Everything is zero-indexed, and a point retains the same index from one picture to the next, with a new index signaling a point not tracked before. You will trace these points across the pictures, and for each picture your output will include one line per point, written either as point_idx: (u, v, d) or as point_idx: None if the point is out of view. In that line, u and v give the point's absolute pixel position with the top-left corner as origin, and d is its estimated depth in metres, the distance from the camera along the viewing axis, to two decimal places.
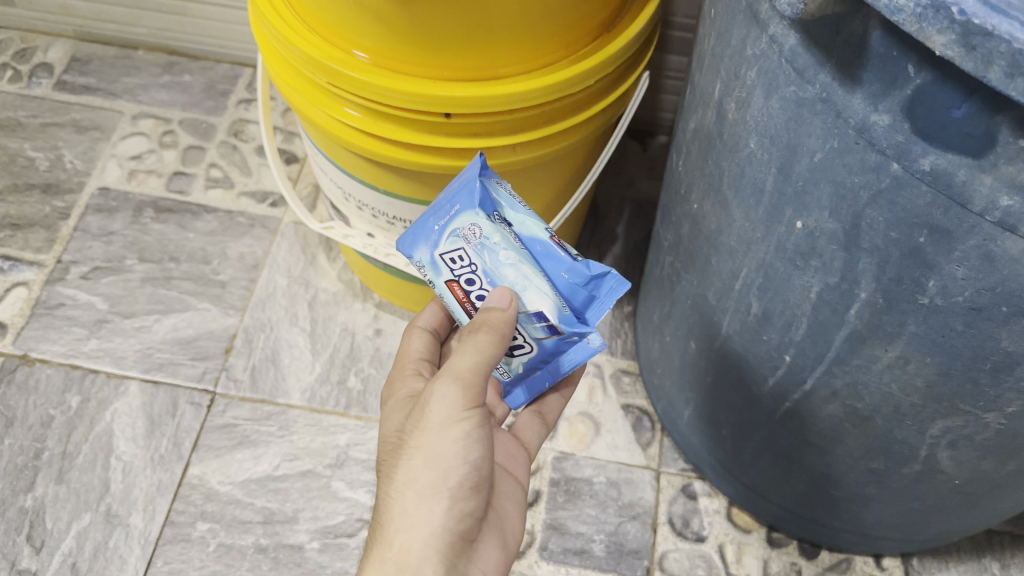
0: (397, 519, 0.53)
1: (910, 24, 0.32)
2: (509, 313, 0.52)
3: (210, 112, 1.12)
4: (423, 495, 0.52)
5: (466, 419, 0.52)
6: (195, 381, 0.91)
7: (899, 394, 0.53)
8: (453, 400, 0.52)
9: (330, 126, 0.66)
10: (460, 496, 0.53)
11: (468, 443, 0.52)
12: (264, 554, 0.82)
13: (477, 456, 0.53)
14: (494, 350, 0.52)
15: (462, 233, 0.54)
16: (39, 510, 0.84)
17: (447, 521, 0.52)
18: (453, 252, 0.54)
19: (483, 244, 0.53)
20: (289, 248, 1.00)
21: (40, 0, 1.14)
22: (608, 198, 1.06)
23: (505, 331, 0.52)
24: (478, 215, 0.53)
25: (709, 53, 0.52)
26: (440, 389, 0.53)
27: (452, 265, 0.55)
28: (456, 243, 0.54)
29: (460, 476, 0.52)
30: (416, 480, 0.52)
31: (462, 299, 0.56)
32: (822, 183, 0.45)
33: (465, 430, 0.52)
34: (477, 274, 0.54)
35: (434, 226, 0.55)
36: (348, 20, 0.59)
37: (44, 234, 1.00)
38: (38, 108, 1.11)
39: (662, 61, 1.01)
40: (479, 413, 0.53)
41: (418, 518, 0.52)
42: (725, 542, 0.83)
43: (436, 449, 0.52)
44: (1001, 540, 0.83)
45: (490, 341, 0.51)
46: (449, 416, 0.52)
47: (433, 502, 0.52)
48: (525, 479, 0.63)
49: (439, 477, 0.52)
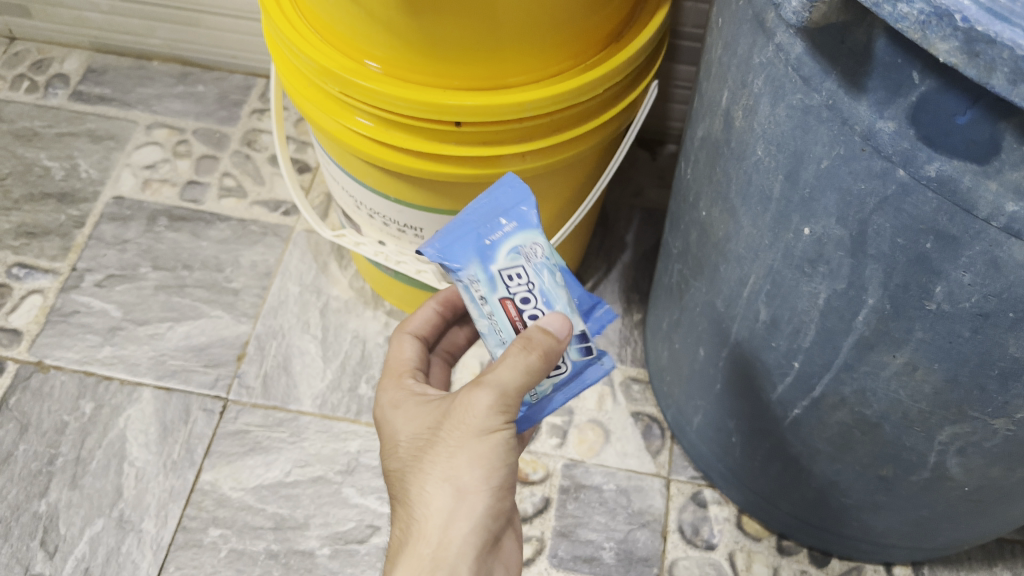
0: (434, 518, 0.51)
1: (914, 32, 0.33)
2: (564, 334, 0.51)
3: (223, 122, 1.13)
4: (462, 496, 0.51)
5: (507, 421, 0.51)
6: (207, 388, 0.92)
7: (907, 400, 0.53)
8: (498, 407, 0.50)
9: (342, 135, 0.67)
10: (498, 496, 0.52)
11: (509, 447, 0.51)
12: (275, 560, 0.82)
13: (516, 457, 0.52)
14: (538, 371, 0.50)
15: (524, 251, 0.53)
16: (53, 516, 0.84)
17: (486, 520, 0.52)
18: (512, 268, 0.53)
19: (543, 262, 0.54)
20: (301, 256, 1.01)
21: (57, 12, 1.16)
22: (618, 206, 1.07)
23: (553, 360, 0.51)
24: (538, 235, 0.54)
25: (717, 61, 0.53)
26: (482, 396, 0.50)
27: (509, 282, 0.53)
28: (517, 260, 0.53)
29: (501, 477, 0.51)
30: (457, 481, 0.51)
31: (513, 319, 0.53)
32: (829, 190, 0.45)
33: (507, 435, 0.51)
34: (533, 293, 0.53)
35: (495, 239, 0.53)
36: (359, 30, 0.60)
37: (59, 243, 1.02)
38: (54, 118, 1.13)
39: (671, 70, 1.01)
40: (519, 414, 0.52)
41: (458, 518, 0.51)
42: (735, 550, 0.83)
43: (478, 454, 0.51)
44: (1012, 549, 0.83)
45: (542, 361, 0.50)
46: (493, 422, 0.50)
47: (474, 503, 0.51)
48: None
49: (482, 478, 0.51)
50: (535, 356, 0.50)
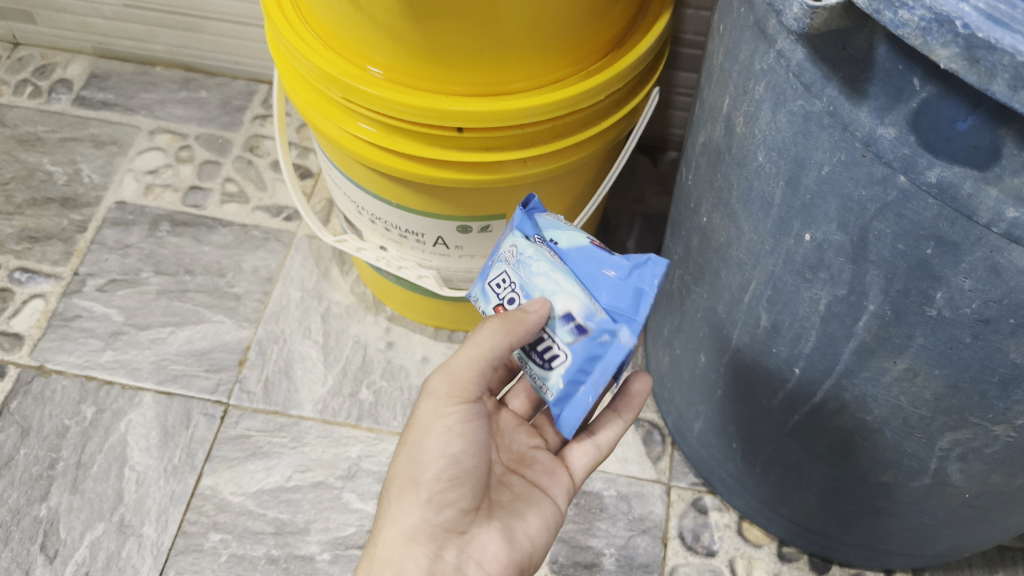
0: (386, 513, 0.59)
1: (915, 38, 0.33)
2: (532, 316, 0.54)
3: (226, 127, 1.14)
4: (405, 488, 0.58)
5: (450, 413, 0.58)
6: (209, 392, 0.92)
7: (908, 406, 0.53)
8: (437, 394, 0.59)
9: (344, 141, 0.67)
10: (438, 488, 0.57)
11: (448, 437, 0.58)
12: (276, 565, 0.82)
13: (457, 451, 0.58)
14: (492, 341, 0.54)
15: (503, 256, 0.58)
16: (54, 520, 0.84)
17: (425, 512, 0.57)
18: (497, 277, 0.58)
19: (519, 260, 0.56)
20: (303, 261, 1.01)
21: (60, 18, 1.17)
22: (619, 213, 1.07)
23: (513, 324, 0.53)
24: (516, 236, 0.57)
25: (718, 68, 0.53)
26: (428, 390, 0.59)
27: (497, 289, 0.58)
28: (500, 268, 0.58)
29: (437, 468, 0.57)
30: (400, 473, 0.59)
31: None
32: (830, 196, 0.45)
33: (445, 425, 0.58)
34: (516, 291, 0.57)
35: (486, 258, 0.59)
36: (362, 36, 0.60)
37: (61, 247, 1.02)
38: (57, 123, 1.13)
39: (672, 77, 1.02)
40: (463, 407, 0.58)
41: (400, 509, 0.58)
42: (735, 556, 0.83)
43: (418, 444, 0.58)
44: (1013, 557, 0.83)
45: (502, 333, 0.53)
46: (434, 412, 0.58)
47: (416, 493, 0.58)
48: (561, 505, 0.64)
49: (421, 469, 0.57)
50: (496, 324, 0.54)
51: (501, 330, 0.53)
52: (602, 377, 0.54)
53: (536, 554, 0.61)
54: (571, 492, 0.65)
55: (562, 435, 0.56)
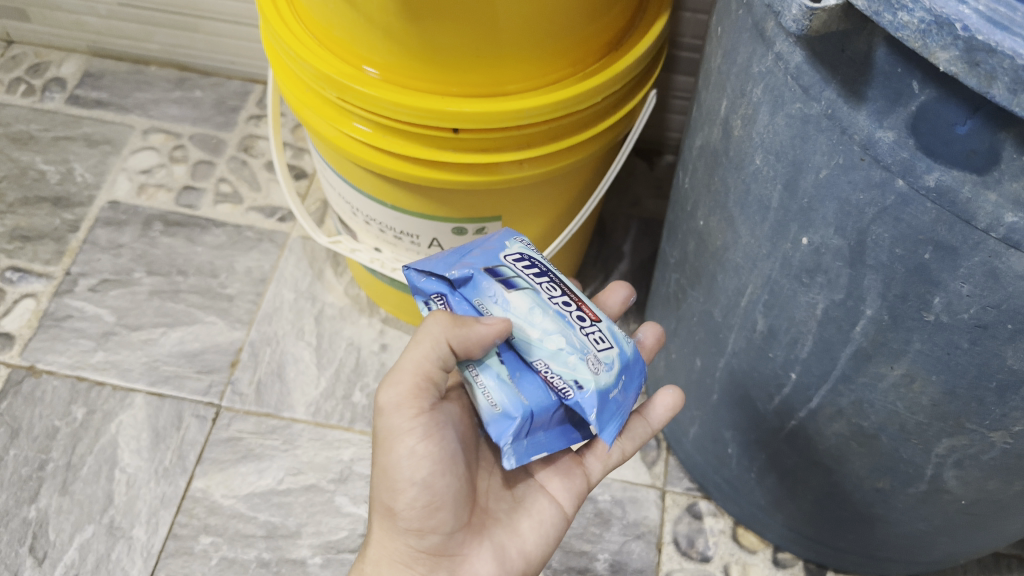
0: (374, 532, 0.59)
1: (915, 41, 0.33)
2: (481, 329, 0.52)
3: (220, 128, 1.13)
4: (384, 514, 0.57)
5: (412, 434, 0.54)
6: (200, 394, 0.91)
7: (905, 412, 0.53)
8: (390, 411, 0.54)
9: (338, 141, 0.67)
10: (415, 517, 0.55)
11: (412, 462, 0.54)
12: (267, 568, 0.82)
13: (426, 475, 0.54)
14: (434, 343, 0.52)
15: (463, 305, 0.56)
16: (43, 522, 0.84)
17: (409, 539, 0.57)
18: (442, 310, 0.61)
19: None
20: (297, 263, 1.01)
21: (53, 16, 1.16)
22: (615, 216, 1.06)
23: (451, 330, 0.52)
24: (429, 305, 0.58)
25: (715, 70, 0.53)
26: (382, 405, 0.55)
27: None
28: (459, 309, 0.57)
29: (409, 497, 0.54)
30: (377, 499, 0.57)
31: None
32: (827, 200, 0.45)
33: (409, 449, 0.54)
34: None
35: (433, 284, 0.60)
36: (358, 36, 0.59)
37: (53, 247, 1.01)
38: (50, 121, 1.12)
39: (669, 81, 1.02)
40: (423, 425, 0.54)
41: (385, 534, 0.57)
42: (730, 562, 0.83)
43: (386, 471, 0.55)
44: (1008, 564, 0.83)
45: (445, 336, 0.52)
46: (394, 433, 0.54)
47: (394, 520, 0.56)
48: (570, 508, 0.62)
49: (393, 499, 0.55)
50: (444, 318, 0.52)
51: (443, 326, 0.52)
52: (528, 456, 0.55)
53: (536, 563, 0.61)
54: (583, 492, 0.63)
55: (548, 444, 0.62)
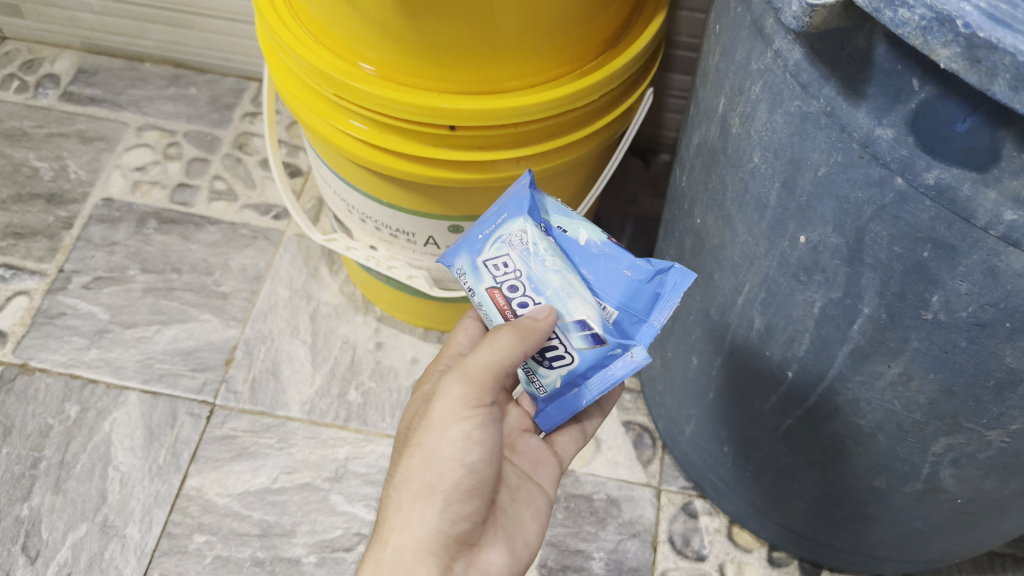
0: (395, 518, 0.55)
1: (915, 38, 0.33)
2: (542, 324, 0.53)
3: (215, 125, 1.13)
4: (419, 495, 0.55)
5: (473, 418, 0.55)
6: (194, 392, 0.90)
7: (901, 411, 0.53)
8: (453, 397, 0.55)
9: (335, 138, 0.67)
10: (454, 499, 0.55)
11: (467, 445, 0.55)
12: (261, 567, 0.81)
13: (476, 459, 0.55)
14: (510, 353, 0.53)
15: (509, 240, 0.54)
16: (35, 520, 0.83)
17: (441, 523, 0.55)
18: (498, 258, 0.55)
19: (530, 250, 0.54)
20: (292, 260, 1.00)
21: (48, 12, 1.15)
22: (611, 215, 1.06)
23: (532, 338, 0.52)
24: (527, 221, 0.54)
25: (713, 68, 0.53)
26: (448, 388, 0.56)
27: (495, 272, 0.55)
28: (502, 249, 0.55)
29: (455, 478, 0.55)
30: (414, 479, 0.55)
31: (502, 307, 0.55)
32: (826, 198, 0.45)
33: (465, 430, 0.55)
34: (520, 280, 0.55)
35: (482, 234, 0.55)
36: (354, 32, 0.59)
37: (47, 244, 1.00)
38: (44, 118, 1.12)
39: (666, 80, 1.02)
40: (484, 413, 0.56)
41: (413, 519, 0.55)
42: (725, 561, 0.83)
43: (435, 451, 0.55)
44: (1003, 563, 0.83)
45: (521, 350, 0.52)
46: (454, 414, 0.55)
47: (431, 504, 0.55)
48: (553, 493, 0.64)
49: (436, 480, 0.55)
50: (510, 334, 0.52)
51: (516, 341, 0.52)
52: (602, 385, 0.56)
53: (533, 554, 0.61)
54: (558, 479, 0.65)
55: (548, 424, 0.60)
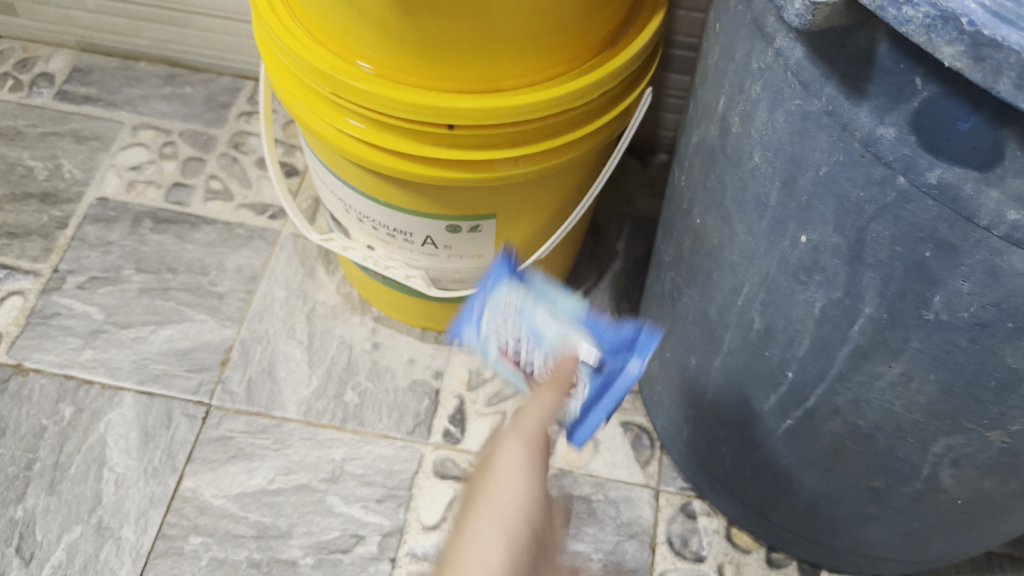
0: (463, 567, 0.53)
1: (919, 36, 0.32)
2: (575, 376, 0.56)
3: (211, 124, 1.12)
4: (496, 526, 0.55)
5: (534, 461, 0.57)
6: (190, 393, 0.90)
7: (901, 411, 0.52)
8: (515, 441, 0.57)
9: (332, 137, 0.66)
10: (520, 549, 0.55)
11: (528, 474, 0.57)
12: (258, 569, 0.81)
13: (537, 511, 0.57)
14: (556, 405, 0.56)
15: (498, 308, 0.60)
16: (29, 522, 0.82)
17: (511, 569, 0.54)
18: (491, 326, 0.60)
19: (519, 313, 0.58)
20: (288, 260, 1.00)
21: (42, 11, 1.15)
22: (608, 215, 1.06)
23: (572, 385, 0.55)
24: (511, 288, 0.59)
25: (713, 67, 0.52)
26: (507, 446, 0.58)
27: (496, 345, 0.59)
28: (494, 319, 0.60)
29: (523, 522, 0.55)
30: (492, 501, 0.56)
31: (514, 364, 0.59)
32: (827, 197, 0.45)
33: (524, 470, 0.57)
34: (520, 343, 0.58)
35: (476, 319, 0.61)
36: (351, 30, 0.59)
37: (41, 244, 1.00)
38: (38, 117, 1.11)
39: (663, 79, 1.02)
40: (544, 500, 0.58)
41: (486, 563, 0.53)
42: (723, 561, 0.82)
43: (498, 495, 0.56)
44: (1001, 563, 0.83)
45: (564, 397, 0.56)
46: (515, 468, 0.57)
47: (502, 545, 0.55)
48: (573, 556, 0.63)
49: (501, 526, 0.55)
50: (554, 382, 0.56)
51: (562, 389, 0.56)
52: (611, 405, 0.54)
53: None
54: None
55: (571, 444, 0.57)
